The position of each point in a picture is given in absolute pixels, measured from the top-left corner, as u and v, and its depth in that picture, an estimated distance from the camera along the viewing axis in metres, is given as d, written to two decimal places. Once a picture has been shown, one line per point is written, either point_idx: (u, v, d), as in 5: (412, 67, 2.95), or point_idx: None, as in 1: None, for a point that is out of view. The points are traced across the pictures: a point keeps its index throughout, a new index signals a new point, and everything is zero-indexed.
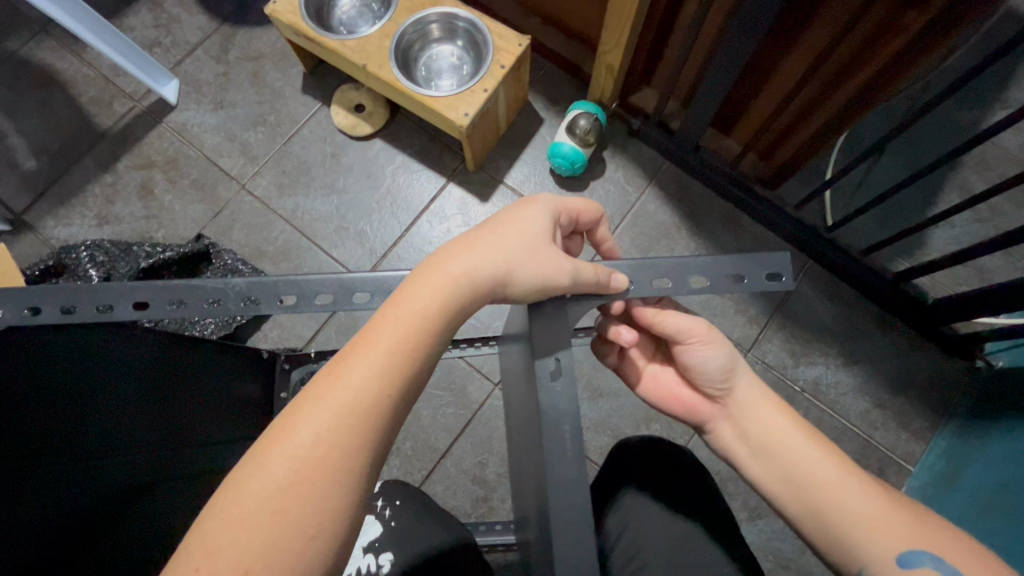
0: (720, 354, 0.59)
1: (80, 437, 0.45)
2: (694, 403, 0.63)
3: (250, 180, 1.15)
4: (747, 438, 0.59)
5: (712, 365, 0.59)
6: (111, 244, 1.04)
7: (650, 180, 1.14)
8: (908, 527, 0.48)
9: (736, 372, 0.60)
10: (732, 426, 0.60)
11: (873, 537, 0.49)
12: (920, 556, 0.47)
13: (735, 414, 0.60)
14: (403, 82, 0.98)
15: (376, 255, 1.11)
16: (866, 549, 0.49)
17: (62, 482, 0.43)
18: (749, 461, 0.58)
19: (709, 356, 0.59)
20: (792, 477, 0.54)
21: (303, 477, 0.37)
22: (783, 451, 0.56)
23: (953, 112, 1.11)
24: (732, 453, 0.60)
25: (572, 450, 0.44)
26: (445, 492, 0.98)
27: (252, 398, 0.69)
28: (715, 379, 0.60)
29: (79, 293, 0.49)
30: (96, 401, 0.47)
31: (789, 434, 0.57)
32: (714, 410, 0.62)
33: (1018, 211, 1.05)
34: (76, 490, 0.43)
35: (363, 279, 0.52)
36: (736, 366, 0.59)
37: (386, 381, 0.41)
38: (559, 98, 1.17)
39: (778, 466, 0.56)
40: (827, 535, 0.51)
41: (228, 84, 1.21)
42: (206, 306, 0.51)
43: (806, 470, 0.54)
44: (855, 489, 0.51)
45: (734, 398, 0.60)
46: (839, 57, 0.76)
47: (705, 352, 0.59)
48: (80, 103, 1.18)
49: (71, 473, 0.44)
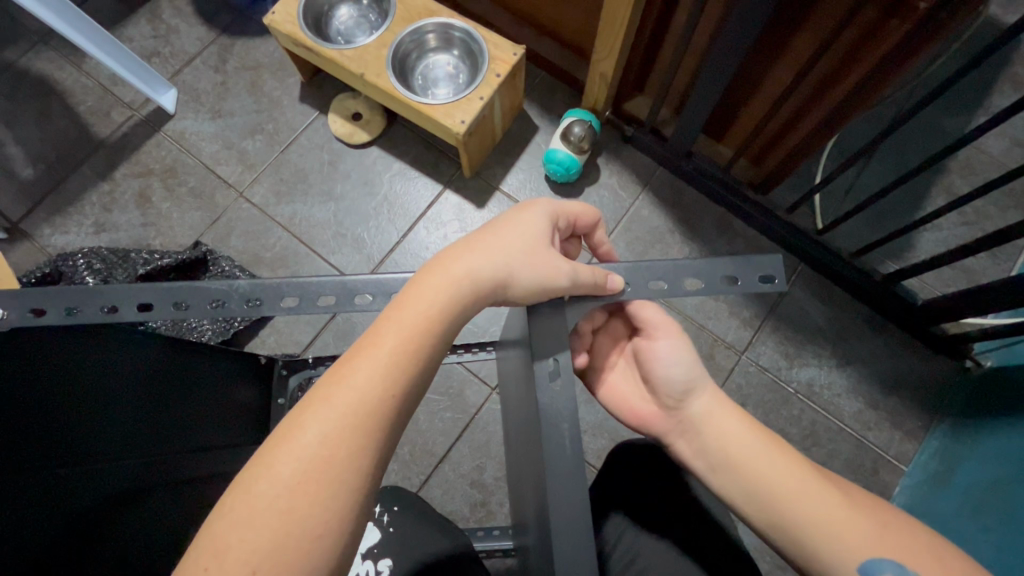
0: (683, 361, 0.61)
1: (76, 441, 0.45)
2: (650, 415, 0.63)
3: (247, 187, 1.16)
4: (708, 451, 0.58)
5: (673, 371, 0.60)
6: (108, 252, 1.04)
7: (644, 186, 1.16)
8: (872, 534, 0.49)
9: (697, 386, 0.60)
10: (689, 442, 0.60)
11: (837, 543, 0.49)
12: (882, 563, 0.48)
13: (690, 428, 0.60)
14: (400, 90, 0.99)
15: (374, 261, 1.12)
16: (835, 558, 0.49)
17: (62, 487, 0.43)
18: (712, 476, 0.58)
19: (673, 362, 0.60)
20: (752, 490, 0.54)
21: (310, 476, 0.37)
22: (742, 464, 0.56)
23: (938, 117, 1.14)
24: (693, 469, 0.60)
25: (572, 450, 0.45)
26: (443, 496, 0.98)
27: (251, 404, 0.69)
28: (675, 388, 0.60)
29: (82, 294, 0.50)
30: (95, 406, 0.47)
31: (749, 442, 0.57)
32: (669, 425, 0.61)
33: (1002, 213, 1.08)
34: (74, 495, 0.44)
35: (365, 281, 0.53)
36: (696, 378, 0.60)
37: (389, 382, 0.41)
38: (553, 106, 1.19)
39: (739, 480, 0.55)
40: (792, 543, 0.52)
41: (226, 93, 1.22)
42: (209, 308, 0.51)
43: (768, 480, 0.54)
44: (818, 498, 0.52)
45: (690, 411, 0.60)
46: (825, 65, 0.79)
47: (670, 355, 0.61)
48: (78, 112, 1.19)
49: (71, 480, 0.44)
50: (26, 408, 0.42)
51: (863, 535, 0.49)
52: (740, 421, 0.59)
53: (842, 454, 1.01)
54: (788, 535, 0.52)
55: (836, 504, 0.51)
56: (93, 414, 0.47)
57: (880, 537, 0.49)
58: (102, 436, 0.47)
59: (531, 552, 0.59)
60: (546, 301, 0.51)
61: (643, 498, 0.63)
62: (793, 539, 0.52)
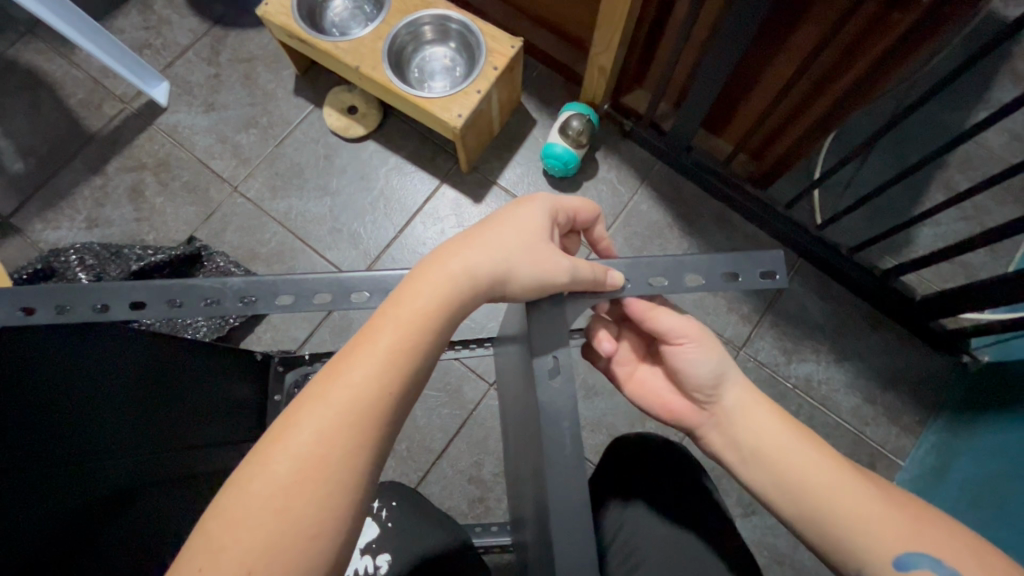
0: (710, 359, 0.59)
1: (71, 438, 0.44)
2: (682, 411, 0.63)
3: (242, 182, 1.15)
4: (738, 444, 0.58)
5: (700, 370, 0.59)
6: (101, 247, 1.03)
7: (642, 181, 1.15)
8: (909, 528, 0.49)
9: (726, 380, 0.59)
10: (721, 435, 0.59)
11: (873, 538, 0.49)
12: (919, 558, 0.47)
13: (724, 422, 0.59)
14: (396, 82, 0.98)
15: (370, 256, 1.11)
16: (868, 552, 0.49)
17: (59, 486, 0.42)
18: (740, 466, 0.58)
19: (698, 360, 0.59)
20: (786, 484, 0.54)
21: (306, 475, 0.37)
22: (774, 458, 0.55)
23: (938, 111, 1.13)
24: (721, 458, 0.60)
25: (571, 448, 0.44)
26: (441, 493, 0.98)
27: (247, 400, 0.68)
28: (705, 385, 0.60)
29: (73, 291, 0.48)
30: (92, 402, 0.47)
31: (781, 437, 0.56)
32: (702, 418, 0.61)
33: (1001, 208, 1.08)
34: (70, 492, 0.43)
35: (360, 278, 0.52)
36: (726, 372, 0.59)
37: (386, 379, 0.41)
38: (551, 99, 1.18)
39: (772, 474, 0.55)
40: (828, 539, 0.51)
41: (220, 86, 1.20)
42: (203, 306, 0.50)
43: (799, 475, 0.54)
44: (852, 492, 0.51)
45: (723, 404, 0.59)
46: (826, 58, 0.78)
47: (694, 355, 0.59)
48: (68, 105, 1.17)
49: (67, 477, 0.43)
50: (20, 406, 0.41)
51: (898, 531, 0.48)
52: (775, 416, 0.58)
53: (839, 449, 1.01)
54: (822, 531, 0.52)
55: (870, 499, 0.51)
56: (86, 413, 0.46)
57: (916, 531, 0.48)
58: (99, 434, 0.46)
59: (531, 549, 0.59)
60: (542, 298, 0.50)
61: (643, 491, 0.62)
62: (826, 532, 0.51)
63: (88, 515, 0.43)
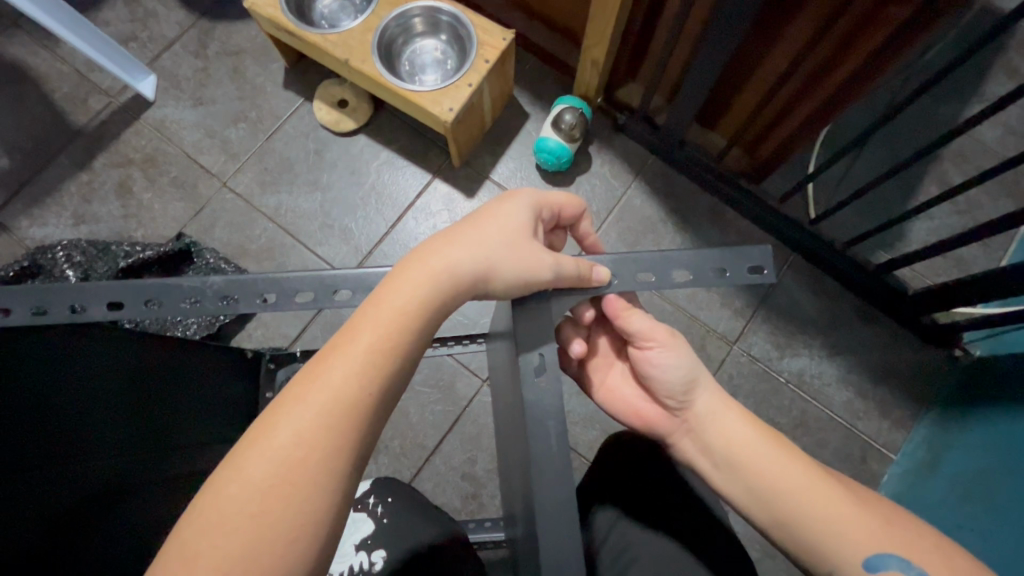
0: (679, 363, 0.60)
1: (65, 436, 0.44)
2: (654, 417, 0.63)
3: (231, 177, 1.13)
4: (712, 451, 0.58)
5: (671, 374, 0.60)
6: (88, 244, 1.01)
7: (636, 175, 1.15)
8: (877, 529, 0.49)
9: (696, 385, 0.60)
10: (694, 441, 0.60)
11: (843, 539, 0.49)
12: (888, 558, 0.47)
13: (696, 427, 0.60)
14: (386, 76, 0.96)
15: (362, 252, 1.10)
16: (835, 553, 0.49)
17: (54, 483, 0.42)
18: (716, 474, 0.58)
19: (669, 363, 0.60)
20: (758, 490, 0.54)
21: (286, 477, 0.36)
22: (747, 461, 0.55)
23: (933, 105, 1.13)
24: (697, 466, 0.60)
25: (558, 445, 0.44)
26: (434, 489, 0.98)
27: (237, 396, 0.67)
28: (676, 390, 0.60)
29: (47, 293, 0.47)
30: (84, 400, 0.46)
31: (759, 444, 0.56)
32: (673, 424, 0.62)
33: (994, 202, 1.08)
34: (67, 488, 0.43)
35: (345, 276, 0.52)
36: (696, 378, 0.60)
37: (367, 379, 0.40)
38: (544, 93, 1.17)
39: (747, 480, 0.55)
40: (800, 542, 0.51)
41: (207, 80, 1.19)
42: (183, 304, 0.50)
43: (771, 478, 0.54)
44: (820, 493, 0.51)
45: (694, 409, 0.60)
46: (820, 52, 0.77)
47: (665, 358, 0.60)
48: (53, 100, 1.15)
49: (63, 474, 0.43)
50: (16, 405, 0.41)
51: (864, 530, 0.48)
52: (743, 417, 0.59)
53: (831, 444, 1.01)
54: (796, 537, 0.51)
55: (843, 501, 0.51)
56: (78, 411, 0.45)
57: (883, 530, 0.48)
58: (89, 433, 0.46)
59: (519, 546, 0.59)
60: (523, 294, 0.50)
61: (636, 496, 0.62)
62: (796, 535, 0.51)
63: (80, 510, 0.43)
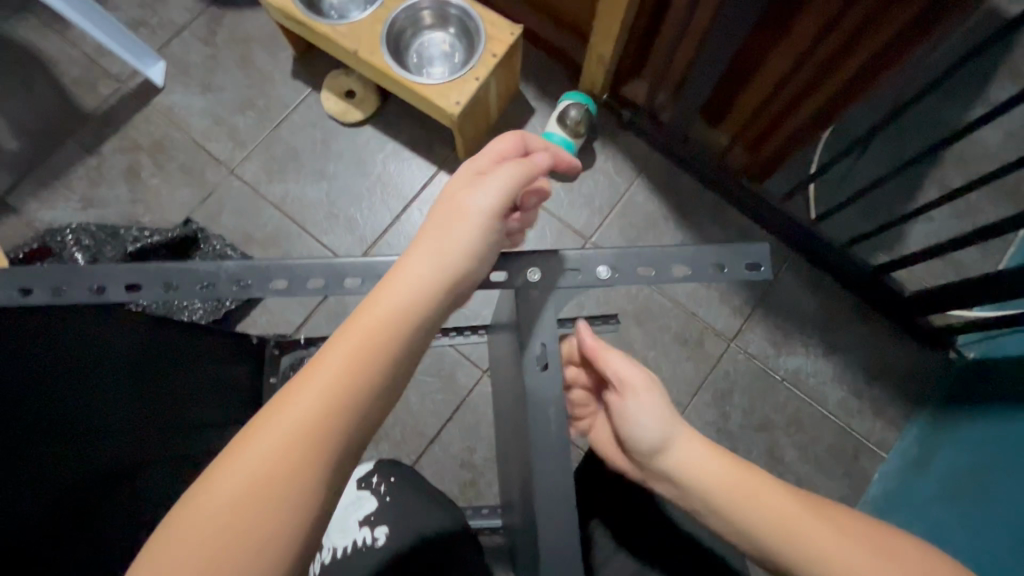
0: (652, 422, 0.55)
1: (79, 414, 0.44)
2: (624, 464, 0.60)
3: (239, 164, 1.14)
4: (680, 492, 0.54)
5: (640, 433, 0.55)
6: (97, 227, 1.03)
7: (639, 172, 1.16)
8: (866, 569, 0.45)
9: (668, 446, 0.54)
10: (661, 483, 0.56)
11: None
12: None
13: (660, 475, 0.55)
14: (394, 67, 0.97)
15: (366, 242, 1.11)
16: None
17: (68, 457, 0.42)
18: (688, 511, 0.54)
19: (640, 423, 0.55)
20: (734, 525, 0.50)
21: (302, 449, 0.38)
22: (720, 502, 0.51)
23: (936, 108, 1.13)
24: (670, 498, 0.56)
25: (558, 435, 0.46)
26: (434, 476, 1.00)
27: (243, 380, 0.68)
28: (644, 452, 0.55)
29: (67, 274, 0.50)
30: (98, 379, 0.47)
31: (731, 482, 0.51)
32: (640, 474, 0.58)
33: (994, 206, 1.09)
34: (77, 464, 0.43)
35: (354, 264, 0.53)
36: (668, 438, 0.54)
37: (375, 359, 0.42)
38: (550, 87, 1.18)
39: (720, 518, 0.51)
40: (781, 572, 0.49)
41: (216, 67, 1.19)
42: (198, 289, 0.52)
43: (746, 517, 0.49)
44: (801, 528, 0.48)
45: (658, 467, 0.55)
46: (822, 53, 0.78)
47: (637, 412, 0.56)
48: (62, 84, 1.16)
49: (75, 449, 0.43)
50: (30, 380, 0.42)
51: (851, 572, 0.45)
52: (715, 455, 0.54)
53: (824, 440, 1.03)
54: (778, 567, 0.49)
55: (828, 537, 0.47)
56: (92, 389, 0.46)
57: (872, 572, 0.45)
58: (101, 411, 0.46)
59: (518, 530, 0.61)
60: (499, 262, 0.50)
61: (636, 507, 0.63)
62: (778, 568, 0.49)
63: (95, 486, 0.44)
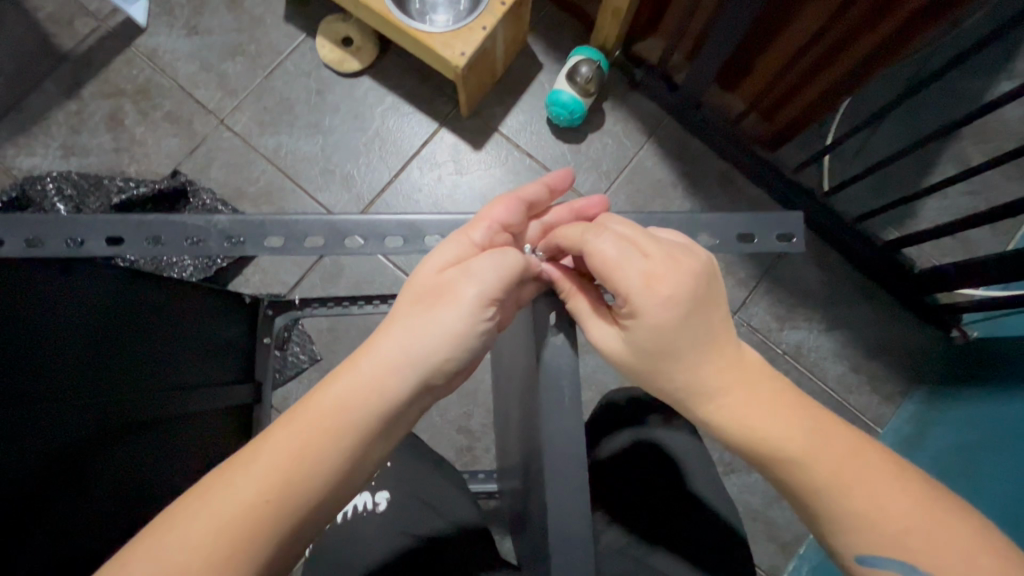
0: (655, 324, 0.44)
1: (68, 371, 0.42)
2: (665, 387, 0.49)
3: (229, 115, 1.08)
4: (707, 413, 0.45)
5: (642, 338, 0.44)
6: (79, 177, 0.98)
7: (649, 135, 1.11)
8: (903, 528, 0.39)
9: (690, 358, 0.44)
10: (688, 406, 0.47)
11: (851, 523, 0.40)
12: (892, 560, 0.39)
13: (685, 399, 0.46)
14: (395, 13, 0.91)
15: (363, 201, 1.07)
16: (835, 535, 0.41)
17: (58, 416, 0.40)
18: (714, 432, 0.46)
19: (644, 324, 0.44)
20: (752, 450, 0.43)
21: (232, 531, 0.36)
22: (762, 430, 0.43)
23: (959, 80, 1.09)
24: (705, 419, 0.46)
25: (570, 404, 0.43)
26: (430, 440, 1.00)
27: (233, 341, 0.66)
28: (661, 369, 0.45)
29: (42, 224, 0.45)
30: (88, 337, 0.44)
31: (780, 417, 0.43)
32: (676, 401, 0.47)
33: (1009, 184, 1.06)
34: (66, 421, 0.41)
35: (355, 222, 0.50)
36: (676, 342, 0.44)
37: (365, 420, 0.41)
38: (559, 42, 1.11)
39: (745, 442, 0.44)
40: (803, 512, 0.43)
41: (203, 7, 1.11)
42: (186, 244, 0.48)
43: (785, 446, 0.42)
44: (843, 468, 0.41)
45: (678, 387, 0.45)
46: (852, 15, 0.72)
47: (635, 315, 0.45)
48: (36, 20, 1.08)
49: (65, 407, 0.41)
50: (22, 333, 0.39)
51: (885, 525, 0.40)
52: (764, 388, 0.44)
53: None
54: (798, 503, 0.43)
55: (876, 487, 0.40)
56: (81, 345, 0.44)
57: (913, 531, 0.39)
58: (89, 366, 0.44)
59: (520, 499, 0.60)
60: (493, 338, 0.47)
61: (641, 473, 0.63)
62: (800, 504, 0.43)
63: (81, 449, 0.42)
